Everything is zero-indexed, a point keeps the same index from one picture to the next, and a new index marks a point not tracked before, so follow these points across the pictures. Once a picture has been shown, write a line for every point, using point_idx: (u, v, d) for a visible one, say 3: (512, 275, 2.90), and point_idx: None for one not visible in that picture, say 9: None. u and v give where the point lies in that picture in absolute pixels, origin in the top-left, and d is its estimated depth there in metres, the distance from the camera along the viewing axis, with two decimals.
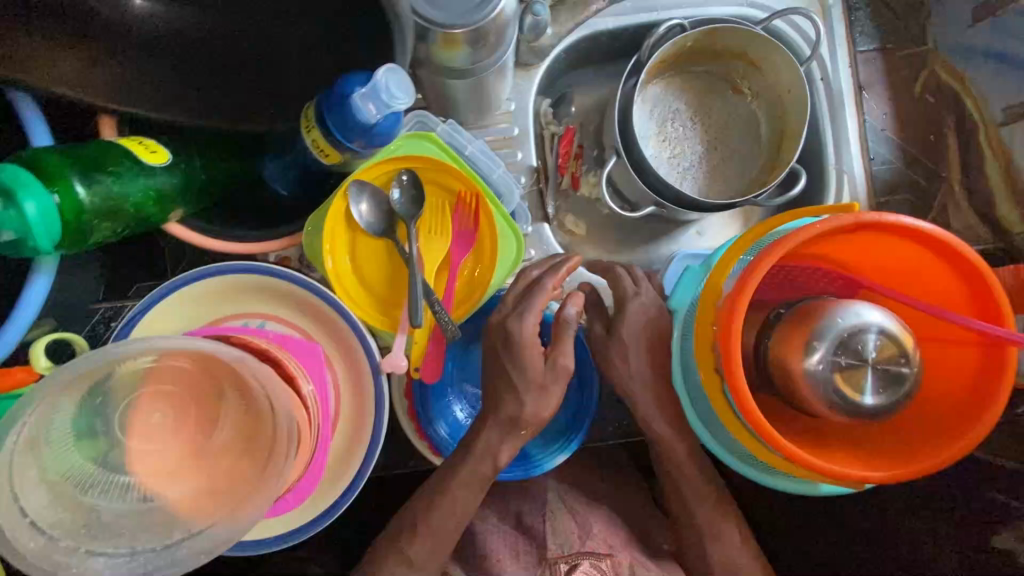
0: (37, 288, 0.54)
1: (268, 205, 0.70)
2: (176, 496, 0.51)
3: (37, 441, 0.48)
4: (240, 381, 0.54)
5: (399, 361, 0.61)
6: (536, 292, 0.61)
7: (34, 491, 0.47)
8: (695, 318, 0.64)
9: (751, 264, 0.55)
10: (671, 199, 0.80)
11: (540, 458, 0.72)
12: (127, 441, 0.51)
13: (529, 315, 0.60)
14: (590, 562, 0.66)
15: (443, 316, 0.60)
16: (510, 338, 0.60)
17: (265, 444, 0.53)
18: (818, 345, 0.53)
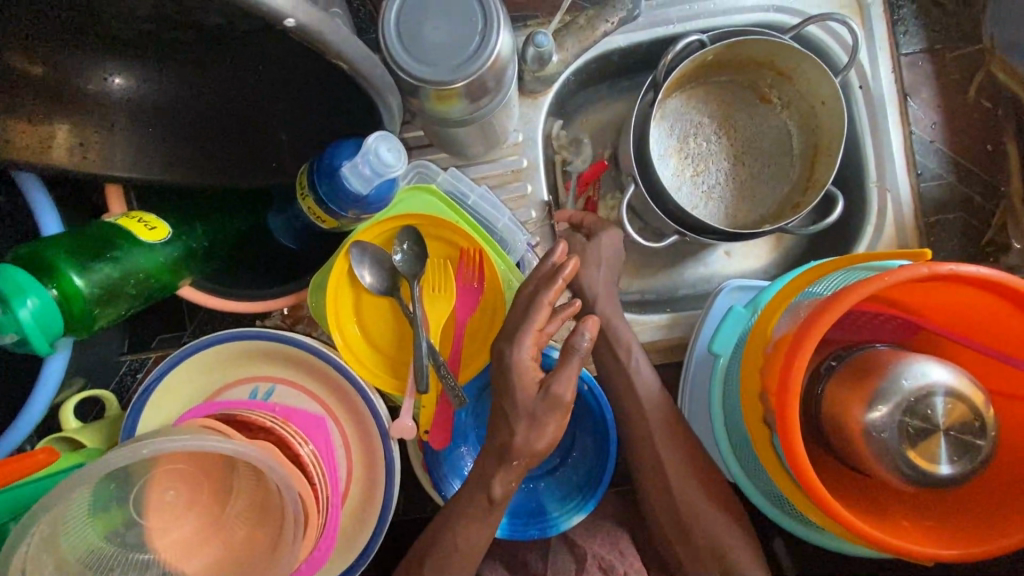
0: (53, 367, 0.55)
1: (274, 259, 0.69)
2: (194, 571, 0.53)
3: (54, 535, 0.48)
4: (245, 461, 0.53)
5: (406, 426, 0.59)
6: (533, 314, 0.56)
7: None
8: (745, 369, 0.61)
9: (810, 320, 0.51)
10: (692, 227, 0.75)
11: (558, 517, 0.70)
12: (143, 522, 0.53)
13: (524, 341, 0.55)
14: None
15: (448, 380, 0.59)
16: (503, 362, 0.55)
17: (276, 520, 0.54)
18: (882, 405, 0.48)
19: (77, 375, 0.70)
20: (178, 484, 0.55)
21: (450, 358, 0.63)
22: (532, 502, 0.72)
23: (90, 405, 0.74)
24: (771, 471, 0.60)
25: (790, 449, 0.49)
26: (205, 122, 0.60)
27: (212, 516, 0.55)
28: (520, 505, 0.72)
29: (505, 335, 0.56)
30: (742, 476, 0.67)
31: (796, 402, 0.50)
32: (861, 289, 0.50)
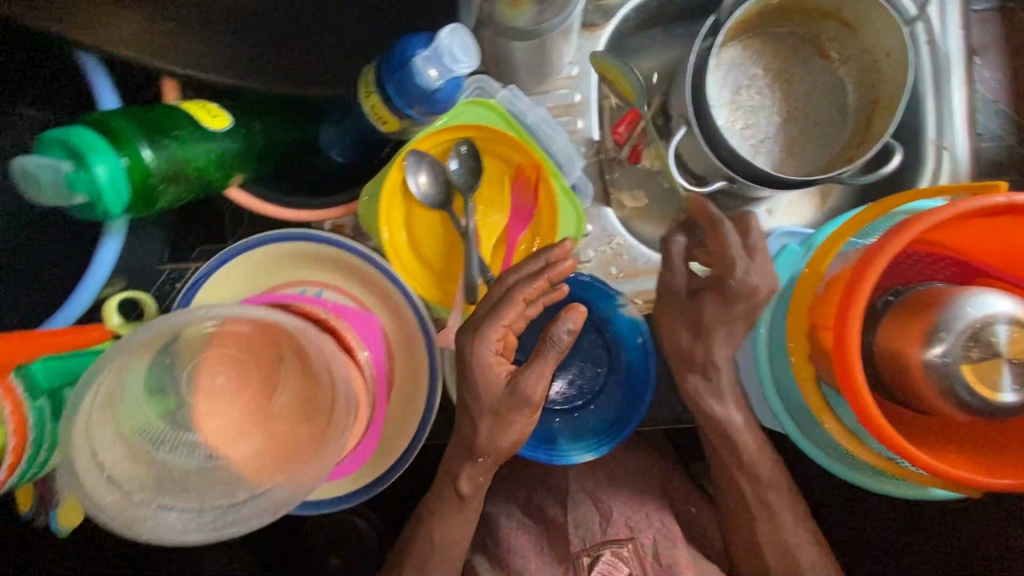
0: (107, 250, 0.56)
1: (324, 176, 0.70)
2: (239, 456, 0.53)
3: (113, 398, 0.50)
4: (297, 348, 0.55)
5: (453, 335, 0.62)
6: (503, 308, 0.55)
7: (115, 443, 0.50)
8: (795, 305, 0.62)
9: (871, 252, 0.52)
10: (743, 172, 0.74)
11: (568, 447, 0.67)
12: (193, 401, 0.53)
13: (490, 333, 0.54)
14: (612, 551, 0.70)
15: None
16: (465, 355, 0.55)
17: (325, 410, 0.54)
18: (941, 340, 0.48)
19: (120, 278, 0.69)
20: (227, 369, 0.55)
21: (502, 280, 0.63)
22: (545, 430, 0.69)
23: (131, 308, 0.74)
24: (812, 407, 0.60)
25: (846, 374, 0.49)
26: (270, 17, 0.61)
27: (259, 403, 0.55)
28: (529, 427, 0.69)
29: (469, 328, 0.55)
30: (783, 418, 0.66)
31: (856, 330, 0.50)
32: (922, 224, 0.51)
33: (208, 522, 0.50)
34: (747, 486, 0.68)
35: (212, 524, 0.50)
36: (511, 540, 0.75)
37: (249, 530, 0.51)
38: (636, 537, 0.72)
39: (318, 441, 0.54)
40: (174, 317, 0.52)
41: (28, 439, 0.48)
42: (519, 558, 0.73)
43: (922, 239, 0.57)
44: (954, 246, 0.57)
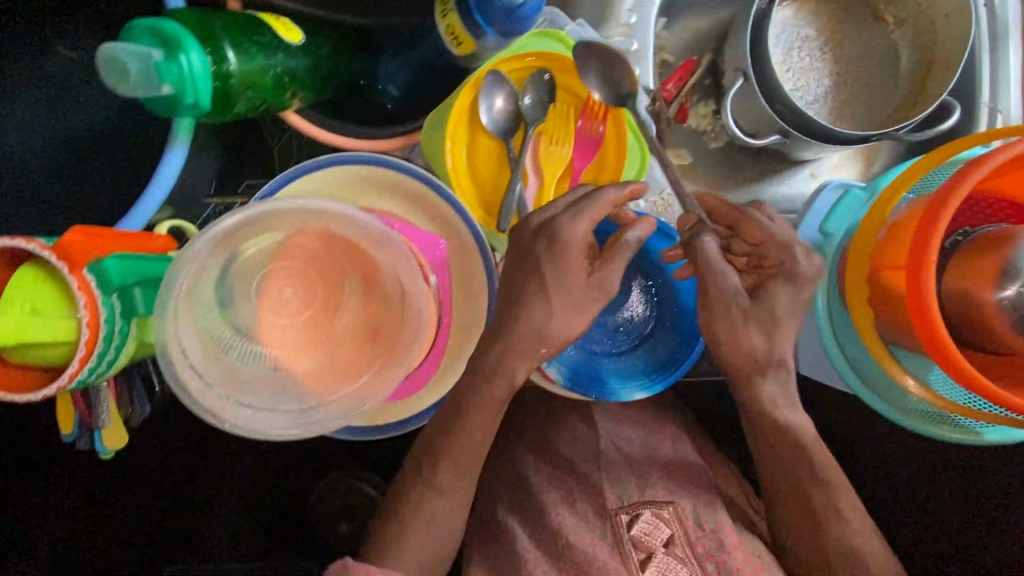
0: (172, 161, 0.56)
1: (376, 110, 0.67)
2: (306, 366, 0.53)
3: (191, 297, 0.50)
4: (365, 267, 0.55)
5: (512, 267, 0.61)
6: (594, 200, 0.55)
7: (187, 342, 0.50)
8: (853, 248, 0.61)
9: (945, 190, 0.50)
10: (797, 125, 0.75)
11: (618, 386, 0.68)
12: (262, 310, 0.53)
13: (581, 219, 0.54)
14: (651, 512, 0.70)
15: None
16: (552, 239, 0.54)
17: (394, 327, 0.54)
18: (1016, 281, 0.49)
19: (169, 208, 0.68)
20: (294, 283, 0.54)
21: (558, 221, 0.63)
22: (595, 369, 0.69)
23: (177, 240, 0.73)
24: (872, 347, 0.60)
25: (920, 305, 0.49)
26: None
27: (320, 322, 0.54)
28: (578, 365, 0.69)
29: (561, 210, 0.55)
30: (842, 368, 0.65)
31: (933, 264, 0.49)
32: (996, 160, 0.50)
33: (278, 424, 0.51)
34: (794, 447, 0.66)
35: (282, 426, 0.51)
36: (545, 494, 0.74)
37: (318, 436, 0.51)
38: (674, 501, 0.72)
39: (382, 361, 0.53)
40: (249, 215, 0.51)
41: (100, 334, 0.47)
42: (553, 512, 0.73)
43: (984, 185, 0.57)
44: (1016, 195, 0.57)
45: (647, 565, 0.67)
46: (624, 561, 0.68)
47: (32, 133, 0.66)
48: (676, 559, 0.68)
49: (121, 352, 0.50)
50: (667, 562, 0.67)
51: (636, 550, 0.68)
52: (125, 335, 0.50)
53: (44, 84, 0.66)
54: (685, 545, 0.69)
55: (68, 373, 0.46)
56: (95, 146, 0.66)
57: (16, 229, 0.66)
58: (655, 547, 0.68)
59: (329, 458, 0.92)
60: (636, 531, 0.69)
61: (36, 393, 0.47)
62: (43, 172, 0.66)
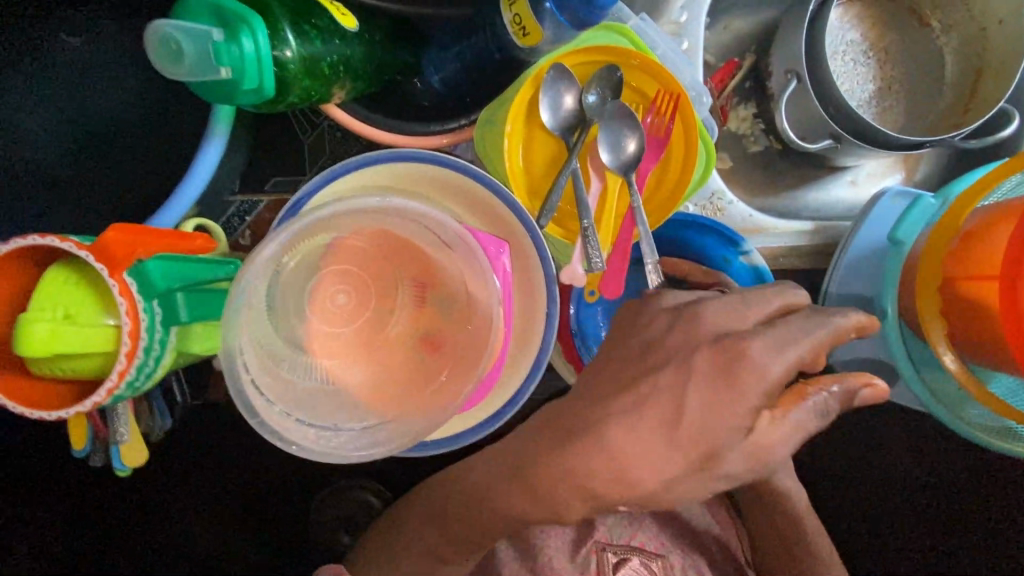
0: (208, 156, 0.54)
1: (416, 105, 0.63)
2: (363, 380, 0.49)
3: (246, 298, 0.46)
4: (425, 273, 0.51)
5: (578, 272, 0.58)
6: (808, 329, 0.41)
7: (245, 348, 0.45)
8: (923, 256, 0.59)
9: None
10: (852, 130, 0.73)
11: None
12: (315, 319, 0.49)
13: (788, 352, 0.40)
14: (639, 560, 0.68)
15: (592, 250, 0.56)
16: (731, 361, 0.41)
17: (462, 337, 0.50)
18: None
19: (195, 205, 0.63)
20: (346, 289, 0.50)
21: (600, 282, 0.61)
22: None
23: None
24: (942, 357, 0.58)
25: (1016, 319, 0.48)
26: None
27: (370, 334, 0.50)
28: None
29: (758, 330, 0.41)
30: (905, 371, 0.64)
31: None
32: None
33: (344, 443, 0.46)
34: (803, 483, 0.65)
35: (349, 446, 0.46)
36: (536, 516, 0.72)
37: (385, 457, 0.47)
38: (664, 556, 0.70)
39: (452, 371, 0.50)
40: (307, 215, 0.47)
41: (140, 345, 0.42)
42: (539, 533, 0.71)
43: None
44: None
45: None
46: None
47: (45, 104, 0.60)
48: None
49: (161, 365, 0.45)
50: None
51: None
52: (166, 346, 0.45)
53: (62, 51, 0.60)
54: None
55: (103, 390, 0.41)
56: (117, 128, 0.61)
57: (18, 216, 0.60)
58: None
59: (321, 485, 0.87)
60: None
61: (65, 411, 0.42)
62: (52, 149, 0.61)
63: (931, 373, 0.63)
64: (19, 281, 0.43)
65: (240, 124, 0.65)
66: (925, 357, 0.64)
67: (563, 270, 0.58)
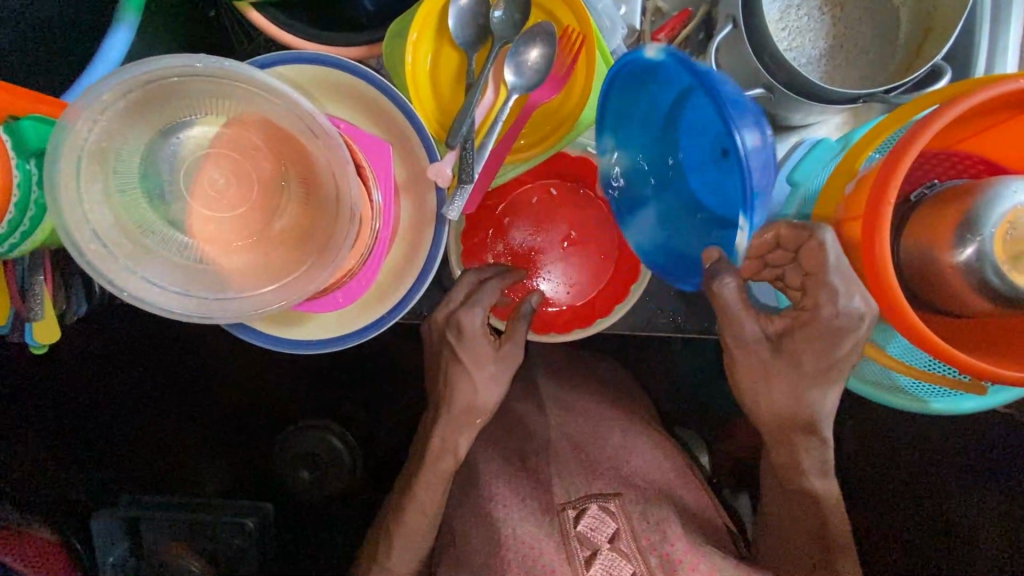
0: (116, 41, 0.56)
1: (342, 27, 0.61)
2: (231, 265, 0.51)
3: (109, 159, 0.47)
4: (302, 165, 0.52)
5: (444, 170, 0.57)
6: (488, 287, 0.61)
7: (98, 212, 0.47)
8: (820, 204, 0.59)
9: (908, 138, 0.47)
10: (787, 81, 0.71)
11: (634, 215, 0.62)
12: (190, 201, 0.51)
13: (479, 310, 0.61)
14: (598, 506, 0.73)
15: (470, 155, 0.56)
16: (460, 330, 0.62)
17: (326, 229, 0.51)
18: (975, 237, 0.46)
19: None
20: (226, 174, 0.51)
21: (499, 202, 0.69)
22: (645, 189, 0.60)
23: None
24: None
25: (869, 252, 0.47)
26: None
27: (243, 223, 0.52)
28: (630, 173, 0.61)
29: (461, 306, 0.62)
30: None
31: (892, 207, 0.47)
32: (962, 106, 0.47)
33: (195, 309, 0.48)
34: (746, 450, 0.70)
35: (198, 312, 0.48)
36: (496, 486, 0.77)
37: (230, 324, 0.49)
38: (621, 494, 0.74)
39: (318, 259, 0.51)
40: (171, 82, 0.47)
41: (12, 196, 0.46)
42: (501, 503, 0.75)
43: (953, 135, 0.54)
44: (981, 151, 0.54)
45: (591, 562, 0.70)
46: (569, 558, 0.70)
47: None
48: (620, 556, 0.70)
49: (38, 228, 0.48)
50: (611, 557, 0.70)
51: (582, 547, 0.71)
52: (42, 208, 0.48)
53: None
54: (630, 539, 0.71)
55: None
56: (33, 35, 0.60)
57: None
58: (600, 543, 0.70)
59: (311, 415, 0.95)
60: (583, 527, 0.72)
61: None
62: None
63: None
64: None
65: (166, 47, 0.65)
66: None
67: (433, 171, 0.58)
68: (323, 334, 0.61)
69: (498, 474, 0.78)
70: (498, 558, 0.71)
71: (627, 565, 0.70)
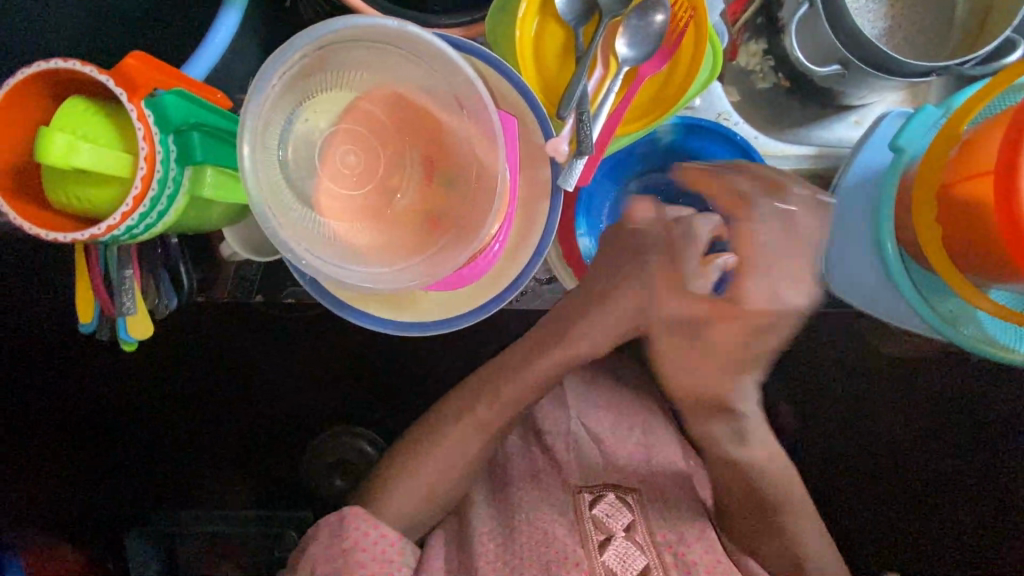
0: (225, 22, 0.54)
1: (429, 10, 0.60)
2: (377, 238, 0.51)
3: (263, 132, 0.46)
4: (438, 137, 0.52)
5: (561, 145, 0.56)
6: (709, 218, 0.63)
7: (263, 185, 0.45)
8: (922, 170, 0.60)
9: None
10: (862, 56, 0.72)
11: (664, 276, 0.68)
12: (321, 174, 0.50)
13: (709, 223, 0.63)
14: (614, 495, 0.72)
15: (586, 125, 0.56)
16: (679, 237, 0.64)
17: (473, 201, 0.51)
18: None
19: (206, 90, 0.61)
20: (354, 148, 0.51)
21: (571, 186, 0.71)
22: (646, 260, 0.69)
23: None
24: (948, 280, 0.59)
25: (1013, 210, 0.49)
26: None
27: (378, 197, 0.52)
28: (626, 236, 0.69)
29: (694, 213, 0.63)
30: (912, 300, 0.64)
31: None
32: None
33: (364, 281, 0.49)
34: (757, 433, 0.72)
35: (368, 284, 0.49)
36: (513, 464, 0.77)
37: (397, 294, 0.50)
38: (638, 489, 0.73)
39: (455, 237, 0.51)
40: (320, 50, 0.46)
41: (155, 174, 0.44)
42: (515, 486, 0.74)
43: None
44: None
45: (605, 547, 0.67)
46: (583, 541, 0.67)
47: None
48: (635, 545, 0.68)
49: (172, 207, 0.46)
50: (626, 544, 0.68)
51: (596, 531, 0.69)
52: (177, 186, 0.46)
53: None
54: (646, 532, 0.70)
55: (117, 214, 0.43)
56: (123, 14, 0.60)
57: None
58: (615, 530, 0.69)
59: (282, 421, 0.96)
60: (598, 511, 0.70)
61: (69, 235, 0.43)
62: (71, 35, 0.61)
63: (941, 300, 0.64)
64: (33, 107, 0.44)
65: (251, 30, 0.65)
66: (932, 286, 0.64)
67: (547, 145, 0.57)
68: (430, 317, 0.59)
69: (521, 459, 0.77)
70: (510, 543, 0.69)
71: (641, 556, 0.67)
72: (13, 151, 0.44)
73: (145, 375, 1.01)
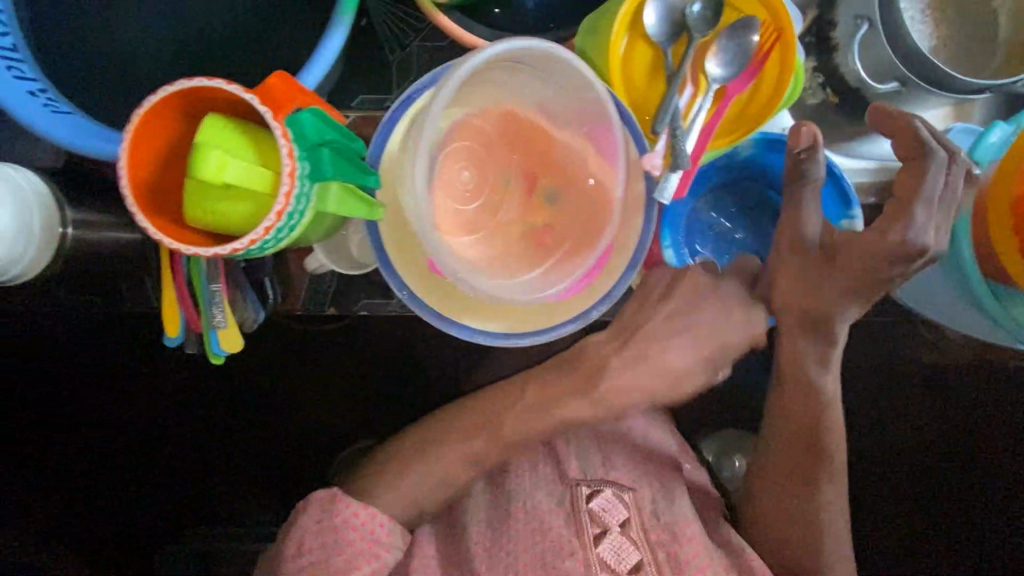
0: (332, 43, 0.56)
1: (502, 27, 0.64)
2: (493, 253, 0.53)
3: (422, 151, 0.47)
4: (552, 154, 0.54)
5: (656, 160, 0.58)
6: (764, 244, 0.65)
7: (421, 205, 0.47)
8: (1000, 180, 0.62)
9: None
10: (920, 75, 0.74)
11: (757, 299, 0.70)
12: (438, 191, 0.51)
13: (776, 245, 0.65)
14: (612, 490, 0.73)
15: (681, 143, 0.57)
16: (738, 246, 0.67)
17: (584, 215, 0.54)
18: None
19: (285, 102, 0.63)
20: (467, 165, 0.52)
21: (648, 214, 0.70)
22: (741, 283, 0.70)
23: None
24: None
25: None
26: None
27: (489, 213, 0.53)
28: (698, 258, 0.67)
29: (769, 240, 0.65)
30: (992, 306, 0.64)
31: None
32: None
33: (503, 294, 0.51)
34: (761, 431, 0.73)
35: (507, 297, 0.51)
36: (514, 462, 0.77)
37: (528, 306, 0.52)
38: (635, 487, 0.75)
39: (568, 250, 0.55)
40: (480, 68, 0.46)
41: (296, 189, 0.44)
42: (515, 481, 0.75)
43: None
44: None
45: (600, 540, 0.68)
46: (579, 533, 0.69)
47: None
48: (630, 541, 0.69)
49: (302, 222, 0.47)
50: (621, 540, 0.69)
51: (593, 524, 0.69)
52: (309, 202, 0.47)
53: None
54: (640, 528, 0.71)
55: (262, 227, 0.43)
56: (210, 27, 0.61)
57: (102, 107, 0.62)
58: (612, 524, 0.69)
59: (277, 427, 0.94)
60: (595, 505, 0.71)
61: (209, 249, 0.44)
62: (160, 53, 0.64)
63: (1016, 304, 0.64)
64: (165, 124, 0.45)
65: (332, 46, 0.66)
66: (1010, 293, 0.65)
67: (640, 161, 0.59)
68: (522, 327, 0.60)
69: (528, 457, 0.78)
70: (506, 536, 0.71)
71: (635, 551, 0.68)
72: (149, 167, 0.45)
73: (171, 377, 1.03)
